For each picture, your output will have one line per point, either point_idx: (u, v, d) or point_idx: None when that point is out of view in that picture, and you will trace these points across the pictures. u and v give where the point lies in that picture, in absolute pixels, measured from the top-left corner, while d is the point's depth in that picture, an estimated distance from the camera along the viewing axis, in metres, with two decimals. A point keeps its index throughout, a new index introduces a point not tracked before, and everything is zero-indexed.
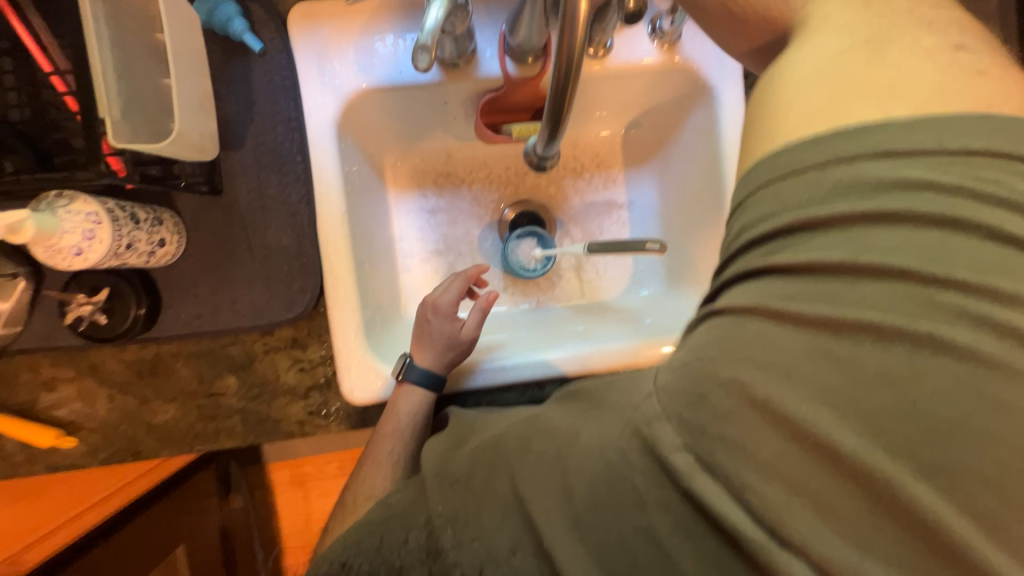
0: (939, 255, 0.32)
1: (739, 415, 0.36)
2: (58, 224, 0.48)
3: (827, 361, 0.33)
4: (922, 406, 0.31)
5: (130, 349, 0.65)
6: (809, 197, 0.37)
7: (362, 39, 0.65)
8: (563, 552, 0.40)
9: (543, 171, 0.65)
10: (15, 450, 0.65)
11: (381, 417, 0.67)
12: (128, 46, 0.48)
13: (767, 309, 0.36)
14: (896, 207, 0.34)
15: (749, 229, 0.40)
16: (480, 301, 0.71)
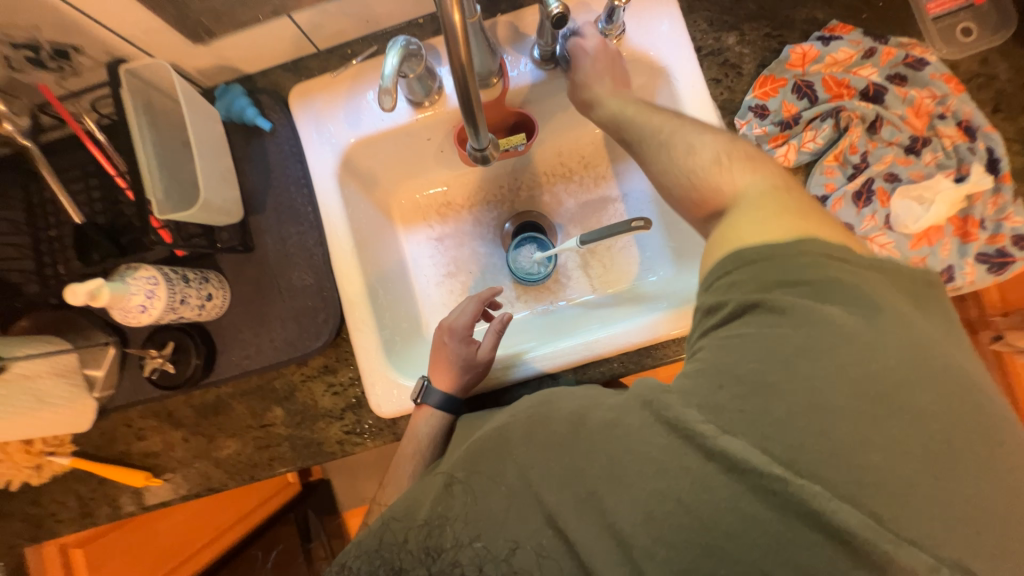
0: (888, 321, 0.41)
1: (753, 398, 0.40)
2: (126, 289, 0.60)
3: (815, 362, 0.40)
4: (879, 374, 0.39)
5: (196, 394, 0.76)
6: (798, 263, 0.45)
7: (348, 101, 0.75)
8: (574, 525, 0.42)
9: (486, 162, 0.66)
10: (115, 494, 0.76)
11: (403, 438, 0.71)
12: (165, 143, 0.62)
13: (763, 335, 0.43)
14: (854, 288, 0.43)
15: (741, 280, 0.47)
16: (497, 322, 0.73)
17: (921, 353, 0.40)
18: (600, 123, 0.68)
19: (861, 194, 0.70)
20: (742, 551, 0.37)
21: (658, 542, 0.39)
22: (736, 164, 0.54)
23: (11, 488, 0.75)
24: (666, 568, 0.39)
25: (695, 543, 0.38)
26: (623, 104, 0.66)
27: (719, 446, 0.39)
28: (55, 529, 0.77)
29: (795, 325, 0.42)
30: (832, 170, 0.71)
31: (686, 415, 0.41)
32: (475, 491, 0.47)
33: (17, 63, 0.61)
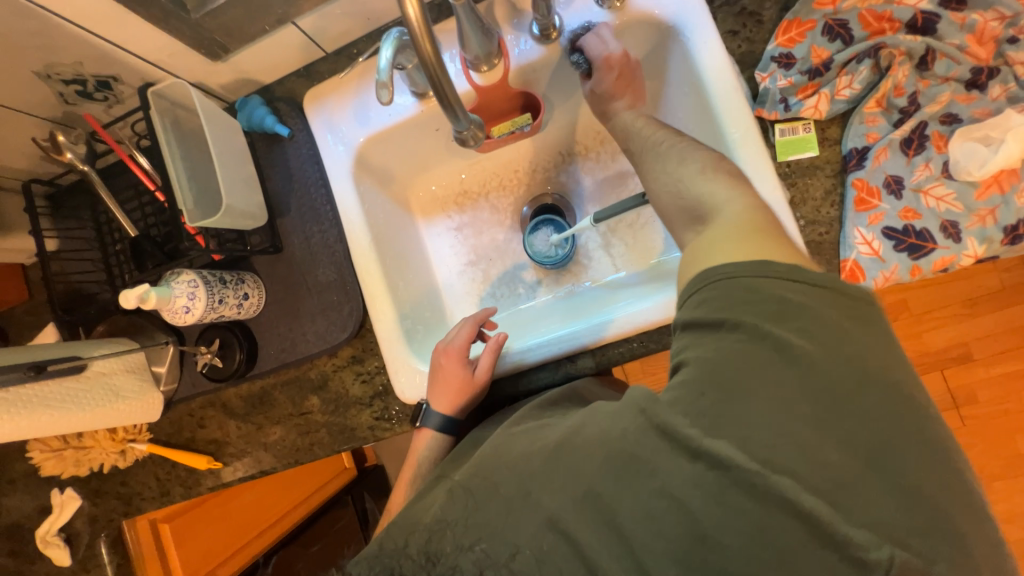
0: (851, 353, 0.42)
1: (730, 415, 0.41)
2: (171, 293, 0.67)
3: (786, 385, 0.41)
4: (851, 386, 0.41)
5: (244, 386, 0.83)
6: (777, 298, 0.45)
7: (357, 100, 0.78)
8: (575, 522, 0.42)
9: (467, 145, 0.67)
10: (186, 475, 0.86)
11: (404, 462, 0.75)
12: (192, 157, 0.68)
13: (739, 366, 0.43)
14: (827, 323, 0.43)
15: (722, 306, 0.46)
16: (491, 342, 0.72)
17: (872, 365, 0.42)
18: (612, 129, 0.71)
19: (911, 141, 0.63)
20: (732, 543, 0.38)
21: (654, 532, 0.40)
22: (717, 178, 0.56)
23: (104, 470, 0.87)
24: (663, 556, 0.39)
25: (688, 530, 0.39)
26: (635, 118, 0.68)
27: (707, 447, 0.40)
28: (141, 506, 0.88)
29: (757, 342, 0.43)
30: (874, 118, 0.64)
31: (674, 419, 0.42)
32: (475, 494, 0.47)
33: (70, 97, 0.69)
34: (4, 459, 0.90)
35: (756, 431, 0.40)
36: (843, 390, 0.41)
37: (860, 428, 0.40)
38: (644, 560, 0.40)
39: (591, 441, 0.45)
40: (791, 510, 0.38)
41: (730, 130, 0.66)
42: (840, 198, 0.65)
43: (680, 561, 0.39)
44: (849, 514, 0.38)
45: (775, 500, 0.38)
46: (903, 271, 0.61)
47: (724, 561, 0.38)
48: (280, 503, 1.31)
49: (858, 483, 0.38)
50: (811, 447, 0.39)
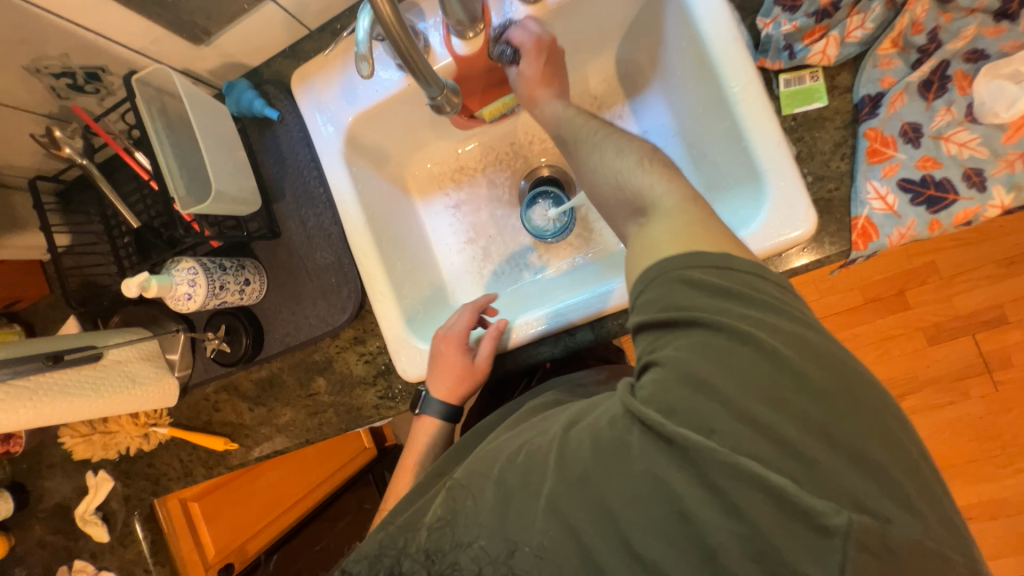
0: (818, 348, 0.41)
1: (705, 406, 0.39)
2: (172, 281, 0.69)
3: (757, 373, 0.39)
4: (820, 368, 0.40)
5: (254, 370, 0.85)
6: (742, 292, 0.44)
7: (343, 78, 0.76)
8: (569, 509, 0.42)
9: (439, 113, 0.66)
10: (207, 456, 0.90)
11: (403, 451, 0.76)
12: (181, 144, 0.68)
13: (707, 362, 0.40)
14: (790, 319, 0.43)
15: (688, 301, 0.44)
16: (492, 329, 0.72)
17: (816, 342, 0.42)
18: (543, 124, 0.68)
19: (930, 84, 0.58)
20: (714, 523, 0.37)
21: (640, 512, 0.39)
22: (655, 170, 0.55)
23: (131, 453, 0.92)
24: (655, 538, 0.38)
25: (670, 508, 0.38)
26: (563, 109, 0.66)
27: (675, 435, 0.38)
28: (168, 486, 0.92)
29: (718, 334, 0.42)
30: (890, 60, 0.59)
31: (645, 409, 0.41)
32: (472, 488, 0.48)
33: (62, 91, 0.70)
34: (43, 445, 0.96)
35: (734, 416, 0.38)
36: (800, 371, 0.39)
37: (841, 401, 0.39)
38: (631, 538, 0.39)
39: (583, 432, 0.45)
40: (770, 490, 0.36)
41: (731, 84, 0.61)
42: (851, 149, 0.61)
43: (666, 539, 0.38)
44: (824, 488, 0.36)
45: (752, 479, 0.36)
46: (921, 227, 0.57)
47: (707, 537, 0.37)
48: (301, 485, 1.35)
49: (860, 460, 0.37)
50: (797, 420, 0.38)
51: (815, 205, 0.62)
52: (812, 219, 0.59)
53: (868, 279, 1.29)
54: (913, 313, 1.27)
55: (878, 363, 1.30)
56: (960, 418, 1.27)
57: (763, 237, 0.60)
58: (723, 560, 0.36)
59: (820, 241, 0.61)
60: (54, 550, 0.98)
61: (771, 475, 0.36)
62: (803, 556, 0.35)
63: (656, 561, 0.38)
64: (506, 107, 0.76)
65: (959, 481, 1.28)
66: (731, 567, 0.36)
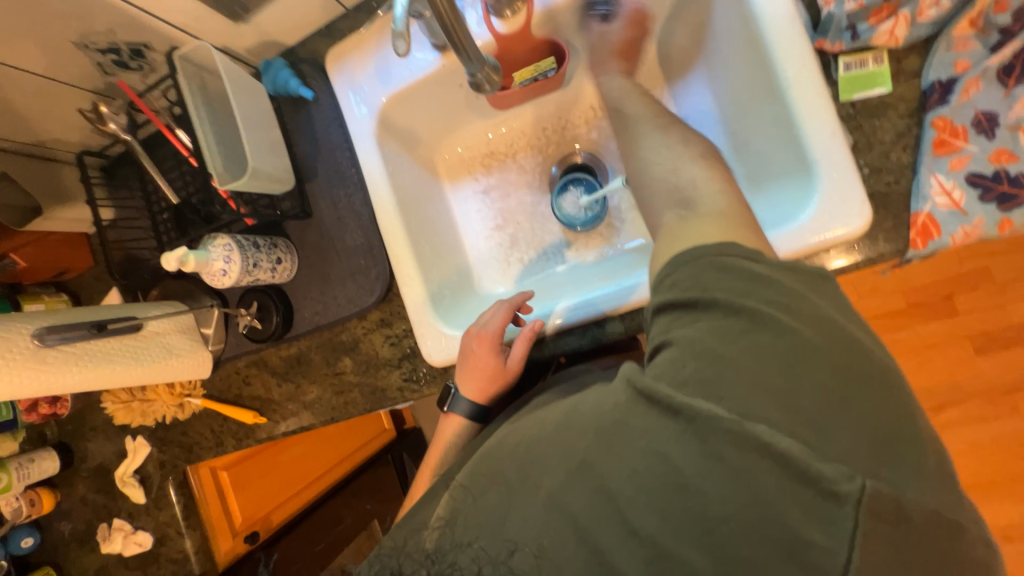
0: (837, 328, 0.40)
1: (715, 378, 0.39)
2: (208, 256, 0.70)
3: (772, 350, 0.39)
4: (838, 350, 0.39)
5: (283, 347, 0.87)
6: (759, 272, 0.43)
7: (377, 57, 0.75)
8: (573, 495, 0.41)
9: (478, 91, 0.64)
10: (236, 428, 0.93)
11: (429, 448, 0.76)
12: (220, 122, 0.69)
13: (720, 339, 0.40)
14: (810, 299, 0.42)
15: (702, 283, 0.44)
16: (525, 330, 0.70)
17: (835, 323, 0.40)
18: (603, 94, 0.68)
19: (1012, 68, 0.53)
20: (713, 491, 0.36)
21: (639, 487, 0.38)
22: (712, 168, 0.54)
23: (167, 421, 0.96)
24: (650, 513, 0.37)
25: (667, 480, 0.37)
26: (624, 82, 0.67)
27: (684, 404, 0.38)
28: (200, 454, 0.96)
29: (732, 313, 0.42)
30: (966, 42, 0.54)
31: (653, 384, 0.41)
32: (474, 492, 0.47)
33: (107, 67, 0.72)
34: (86, 409, 1.01)
35: (740, 388, 0.38)
36: (816, 348, 0.39)
37: (861, 386, 0.38)
38: (626, 512, 0.38)
39: (586, 415, 0.45)
40: (775, 456, 0.35)
41: (783, 68, 0.58)
42: (915, 140, 0.56)
43: (664, 516, 0.37)
44: (833, 455, 0.35)
45: (756, 444, 0.36)
46: (990, 225, 0.52)
47: (707, 504, 0.36)
48: (323, 462, 1.39)
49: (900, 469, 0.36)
50: (810, 397, 0.37)
51: (871, 199, 0.58)
52: (867, 212, 0.55)
53: (913, 283, 1.22)
54: (961, 320, 1.20)
55: (918, 372, 1.23)
56: (1005, 433, 1.20)
57: (811, 233, 0.56)
58: (725, 531, 0.35)
59: (873, 238, 0.57)
60: (95, 507, 1.03)
61: (776, 440, 0.35)
62: (811, 526, 0.34)
63: (653, 534, 0.37)
64: (541, 70, 0.71)
65: (999, 498, 1.21)
66: (733, 538, 0.35)
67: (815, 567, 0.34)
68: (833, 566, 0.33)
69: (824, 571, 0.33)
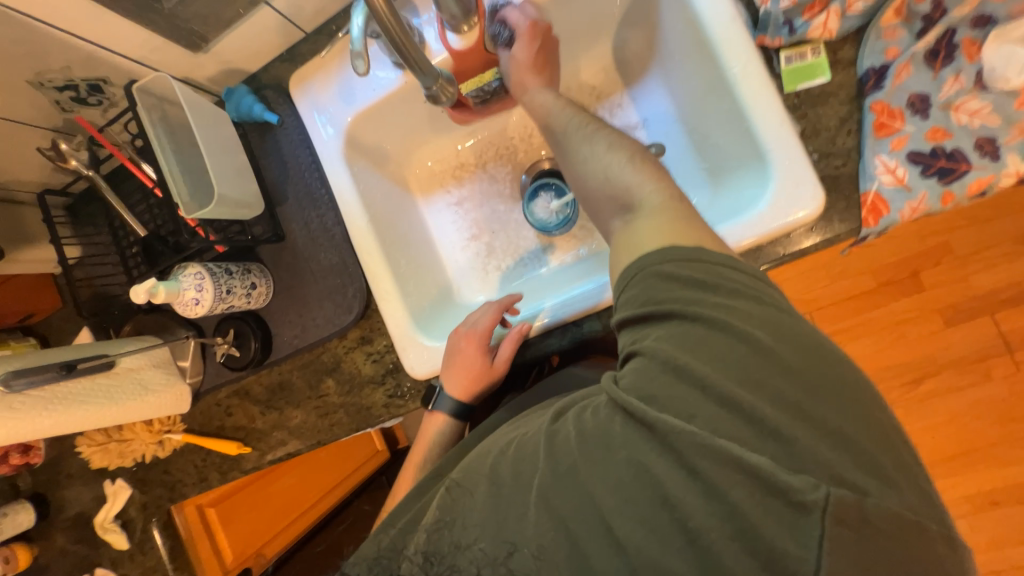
0: (798, 330, 0.42)
1: (685, 395, 0.40)
2: (179, 286, 0.69)
3: (738, 361, 0.40)
4: (812, 354, 0.40)
5: (264, 374, 0.86)
6: (716, 279, 0.44)
7: (340, 79, 0.76)
8: (560, 501, 0.42)
9: (433, 102, 0.65)
10: (221, 461, 0.90)
11: (413, 446, 0.76)
12: (183, 151, 0.69)
13: (686, 352, 0.41)
14: (769, 304, 0.43)
15: (661, 294, 0.45)
16: (513, 333, 0.71)
17: (790, 326, 0.42)
18: (530, 111, 0.69)
19: (937, 52, 0.57)
20: (694, 505, 0.37)
21: (622, 497, 0.39)
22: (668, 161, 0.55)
23: (147, 460, 0.93)
24: (636, 525, 0.38)
25: (652, 491, 0.38)
26: (552, 99, 0.67)
27: (655, 421, 0.39)
28: (184, 492, 0.93)
29: (693, 324, 0.43)
30: (893, 31, 0.58)
31: (625, 398, 0.42)
32: (471, 488, 0.48)
33: (65, 105, 0.71)
34: (62, 456, 0.97)
35: (713, 406, 0.39)
36: (772, 354, 0.40)
37: (830, 376, 0.40)
38: (613, 525, 0.39)
39: (568, 423, 0.46)
40: (746, 469, 0.36)
41: (729, 64, 0.61)
42: (857, 125, 0.59)
43: (648, 525, 0.38)
44: (800, 461, 0.36)
45: (730, 460, 0.36)
46: (933, 199, 0.55)
47: (688, 519, 0.37)
48: (315, 491, 1.36)
49: (865, 447, 0.37)
50: (778, 396, 0.38)
51: (823, 182, 0.60)
52: (820, 194, 0.57)
53: (879, 262, 1.26)
54: (928, 295, 1.25)
55: (892, 348, 1.27)
56: (981, 401, 1.24)
57: (769, 218, 0.59)
58: (706, 543, 0.36)
59: (829, 220, 0.60)
60: (76, 559, 0.99)
61: (745, 455, 0.36)
62: (785, 537, 0.34)
63: (639, 547, 0.38)
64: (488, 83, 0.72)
65: (981, 466, 1.24)
66: (715, 550, 0.36)
67: (789, 574, 0.34)
68: (806, 571, 0.34)
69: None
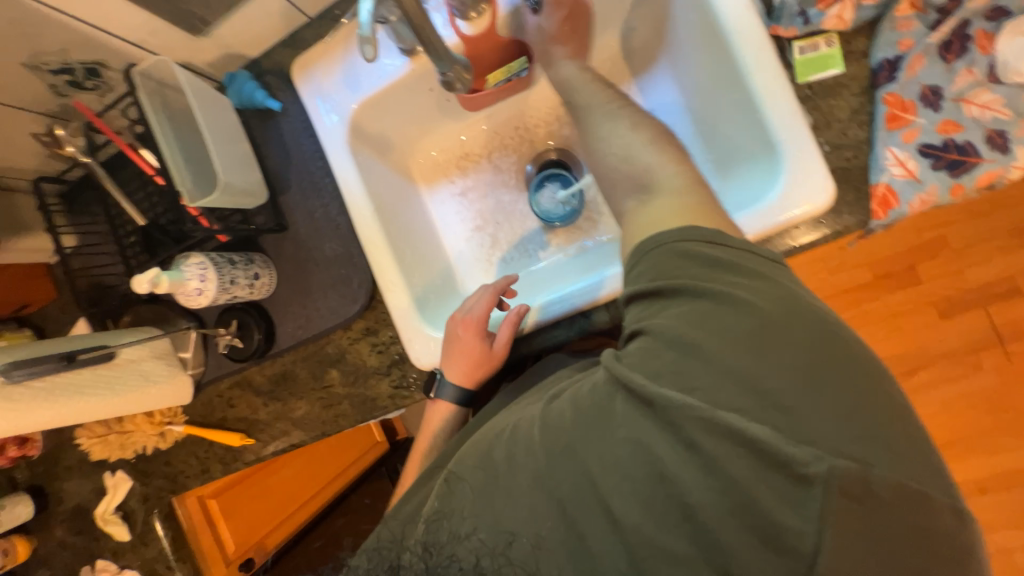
0: (805, 307, 0.41)
1: (689, 368, 0.40)
2: (182, 276, 0.68)
3: (746, 335, 0.39)
4: (821, 329, 0.40)
5: (267, 365, 0.85)
6: (728, 257, 0.44)
7: (343, 65, 0.75)
8: (561, 478, 0.42)
9: (448, 88, 0.64)
10: (223, 453, 0.90)
11: (420, 432, 0.76)
12: (185, 137, 0.68)
13: (694, 327, 0.41)
14: (782, 281, 0.43)
15: (672, 272, 0.45)
16: (511, 314, 0.70)
17: (800, 302, 0.41)
18: (556, 87, 0.67)
19: (950, 45, 0.57)
20: (694, 482, 0.37)
21: (621, 476, 0.39)
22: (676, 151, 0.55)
23: (148, 452, 0.92)
24: (632, 502, 0.39)
25: (650, 469, 0.39)
26: (576, 71, 0.65)
27: (656, 395, 0.39)
28: (186, 483, 0.92)
29: (701, 300, 0.43)
30: (908, 22, 0.58)
31: (628, 373, 0.41)
32: (467, 478, 0.47)
33: (61, 89, 0.69)
34: (60, 448, 0.96)
35: (714, 378, 0.39)
36: (782, 328, 0.39)
37: (854, 362, 0.39)
38: (610, 502, 0.39)
39: (564, 401, 0.46)
40: (748, 442, 0.36)
41: (742, 54, 0.60)
42: (869, 117, 0.59)
43: (643, 504, 0.38)
44: (802, 435, 0.36)
45: (730, 433, 0.36)
46: (943, 192, 0.56)
47: (687, 495, 0.37)
48: (316, 482, 1.36)
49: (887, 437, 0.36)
50: (780, 367, 0.38)
51: (833, 174, 0.60)
52: (831, 187, 0.57)
53: (878, 255, 1.27)
54: (925, 288, 1.26)
55: (888, 341, 1.29)
56: (974, 392, 1.26)
57: (778, 209, 0.59)
58: (702, 519, 0.36)
59: (838, 212, 0.60)
60: (76, 550, 0.98)
61: (747, 426, 0.36)
62: (783, 509, 0.35)
63: (637, 524, 0.38)
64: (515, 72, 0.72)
65: (973, 456, 1.27)
66: (710, 526, 0.36)
67: (790, 550, 0.34)
68: (805, 549, 0.34)
69: (800, 553, 0.34)
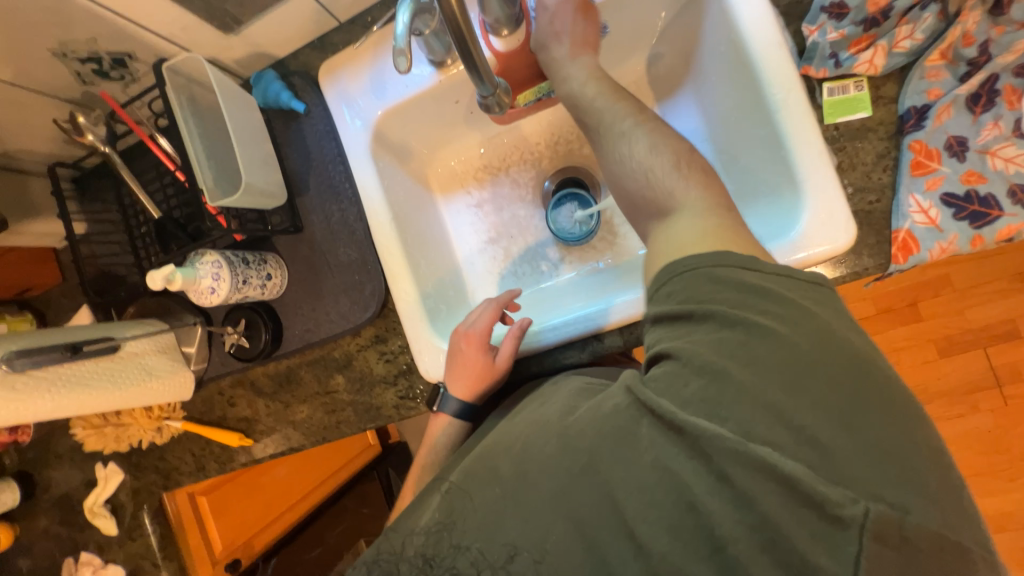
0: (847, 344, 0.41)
1: (718, 394, 0.40)
2: (196, 274, 0.68)
3: (784, 368, 0.39)
4: (859, 375, 0.40)
5: (271, 365, 0.84)
6: (766, 284, 0.44)
7: (372, 70, 0.75)
8: (581, 502, 0.41)
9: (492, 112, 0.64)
10: (220, 451, 0.89)
11: (422, 444, 0.75)
12: (209, 133, 0.68)
13: (726, 363, 0.41)
14: (819, 313, 0.43)
15: (705, 298, 0.45)
16: (513, 328, 0.71)
17: (836, 337, 0.41)
18: (569, 99, 0.64)
19: (979, 97, 0.58)
20: (723, 514, 0.37)
21: (647, 501, 0.39)
22: (699, 182, 0.55)
23: (143, 445, 0.91)
24: (659, 530, 0.38)
25: (678, 498, 0.39)
26: (583, 82, 0.62)
27: (687, 425, 0.39)
28: (179, 480, 0.91)
29: (729, 329, 0.43)
30: (937, 72, 0.59)
31: (656, 399, 0.42)
32: (471, 492, 0.47)
33: (86, 77, 0.69)
34: (53, 434, 0.95)
35: (748, 412, 0.38)
36: (815, 362, 0.40)
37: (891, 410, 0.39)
38: (636, 529, 0.39)
39: (586, 416, 0.46)
40: (782, 478, 0.36)
41: (772, 90, 0.61)
42: (894, 162, 0.60)
43: (672, 532, 0.38)
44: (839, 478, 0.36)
45: (765, 467, 0.36)
46: (963, 242, 0.56)
47: (715, 527, 0.37)
48: (306, 483, 1.34)
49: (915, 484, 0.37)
50: (816, 405, 0.38)
51: (854, 216, 0.61)
52: (851, 229, 0.58)
53: (882, 289, 1.29)
54: (927, 326, 1.27)
55: None
56: (971, 432, 1.27)
57: (800, 248, 0.59)
58: (733, 552, 0.36)
59: (858, 253, 0.61)
60: (59, 541, 0.96)
61: (781, 462, 0.36)
62: (818, 551, 0.35)
63: (664, 554, 0.38)
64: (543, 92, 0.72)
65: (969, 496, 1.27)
66: (741, 559, 0.36)
67: None
68: None
69: None
